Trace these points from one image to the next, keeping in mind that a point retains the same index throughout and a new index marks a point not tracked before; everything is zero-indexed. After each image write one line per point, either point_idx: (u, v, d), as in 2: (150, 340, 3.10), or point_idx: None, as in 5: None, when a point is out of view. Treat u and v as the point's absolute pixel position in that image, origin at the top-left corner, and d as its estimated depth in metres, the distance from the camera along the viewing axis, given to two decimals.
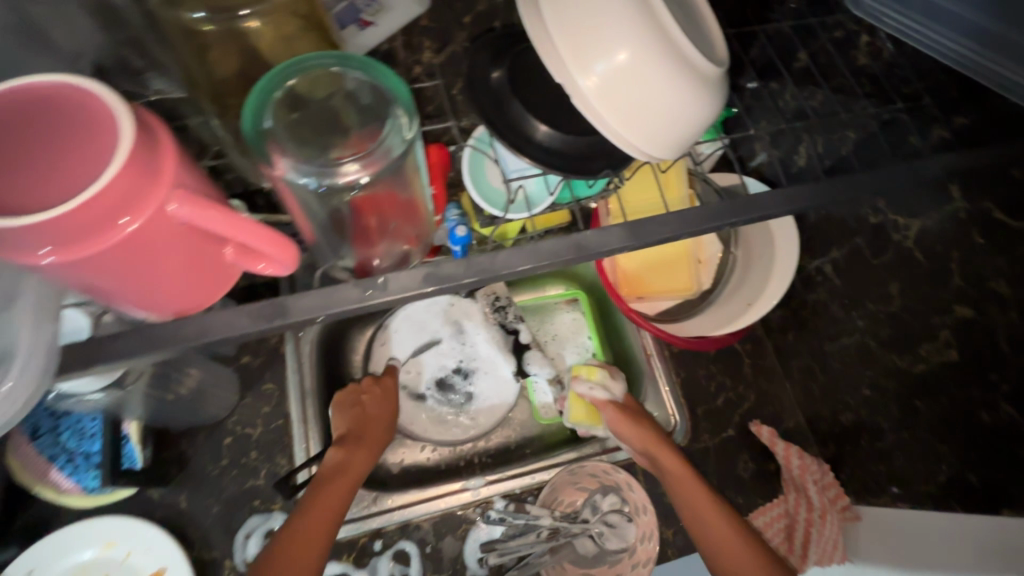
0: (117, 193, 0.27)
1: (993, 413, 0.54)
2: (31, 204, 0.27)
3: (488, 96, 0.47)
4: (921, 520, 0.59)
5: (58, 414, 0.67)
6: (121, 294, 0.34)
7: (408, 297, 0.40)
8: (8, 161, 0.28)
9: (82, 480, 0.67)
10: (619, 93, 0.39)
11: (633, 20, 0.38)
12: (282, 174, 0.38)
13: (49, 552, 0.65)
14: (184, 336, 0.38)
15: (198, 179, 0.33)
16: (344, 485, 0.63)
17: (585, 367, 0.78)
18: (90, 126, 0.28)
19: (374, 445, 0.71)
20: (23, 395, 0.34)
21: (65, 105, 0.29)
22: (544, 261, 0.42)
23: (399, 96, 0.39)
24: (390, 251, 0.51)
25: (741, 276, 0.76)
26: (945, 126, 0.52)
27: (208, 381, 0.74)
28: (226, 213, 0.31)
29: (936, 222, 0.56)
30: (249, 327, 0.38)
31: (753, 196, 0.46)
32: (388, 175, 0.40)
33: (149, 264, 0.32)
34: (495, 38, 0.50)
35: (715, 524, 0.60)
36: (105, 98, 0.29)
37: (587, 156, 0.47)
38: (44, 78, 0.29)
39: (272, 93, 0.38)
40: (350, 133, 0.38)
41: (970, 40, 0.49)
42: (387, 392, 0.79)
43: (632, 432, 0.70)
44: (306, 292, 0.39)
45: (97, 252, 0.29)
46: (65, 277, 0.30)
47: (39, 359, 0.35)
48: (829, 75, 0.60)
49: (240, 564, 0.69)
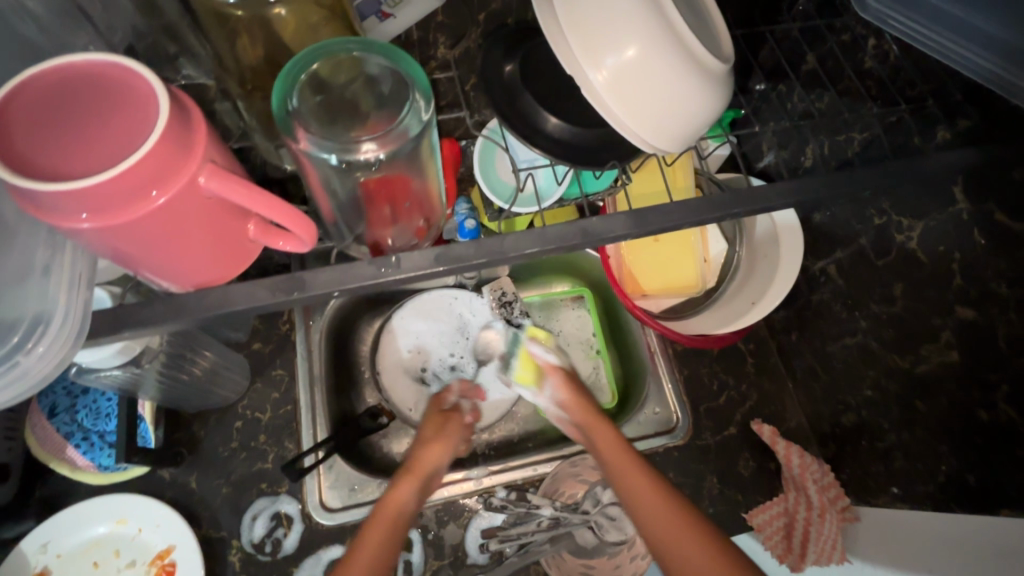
0: (152, 165, 0.29)
1: (991, 411, 0.54)
2: (73, 172, 0.29)
3: (500, 89, 0.48)
4: (921, 520, 0.60)
5: (75, 393, 0.72)
6: (150, 264, 0.36)
7: (420, 276, 0.42)
8: (55, 131, 0.30)
9: (96, 458, 0.71)
10: (629, 87, 0.40)
11: (643, 17, 0.39)
12: (305, 149, 0.39)
13: (64, 526, 0.67)
14: (203, 308, 0.39)
15: (227, 157, 0.35)
16: (382, 527, 0.55)
17: (543, 333, 0.80)
18: (127, 104, 0.30)
19: (422, 478, 0.62)
20: (61, 353, 0.36)
21: (107, 81, 0.31)
22: (551, 245, 0.43)
23: (416, 81, 0.40)
24: (403, 233, 0.51)
25: (745, 275, 0.76)
26: (949, 128, 0.52)
27: (221, 363, 0.75)
28: (251, 188, 0.33)
29: (938, 223, 0.56)
30: (266, 302, 0.39)
31: (756, 188, 0.47)
32: (405, 156, 0.42)
33: (178, 235, 0.33)
34: (508, 33, 0.52)
35: (659, 514, 0.54)
36: (145, 76, 0.31)
37: (596, 148, 0.48)
38: (84, 56, 0.31)
39: (298, 77, 0.40)
40: (369, 116, 0.40)
41: (985, 49, 0.45)
42: (448, 419, 0.72)
43: (575, 407, 0.69)
44: (324, 268, 0.41)
45: (130, 221, 0.30)
46: (100, 245, 0.32)
47: (75, 320, 0.37)
48: (836, 77, 0.61)
49: (247, 545, 0.71)
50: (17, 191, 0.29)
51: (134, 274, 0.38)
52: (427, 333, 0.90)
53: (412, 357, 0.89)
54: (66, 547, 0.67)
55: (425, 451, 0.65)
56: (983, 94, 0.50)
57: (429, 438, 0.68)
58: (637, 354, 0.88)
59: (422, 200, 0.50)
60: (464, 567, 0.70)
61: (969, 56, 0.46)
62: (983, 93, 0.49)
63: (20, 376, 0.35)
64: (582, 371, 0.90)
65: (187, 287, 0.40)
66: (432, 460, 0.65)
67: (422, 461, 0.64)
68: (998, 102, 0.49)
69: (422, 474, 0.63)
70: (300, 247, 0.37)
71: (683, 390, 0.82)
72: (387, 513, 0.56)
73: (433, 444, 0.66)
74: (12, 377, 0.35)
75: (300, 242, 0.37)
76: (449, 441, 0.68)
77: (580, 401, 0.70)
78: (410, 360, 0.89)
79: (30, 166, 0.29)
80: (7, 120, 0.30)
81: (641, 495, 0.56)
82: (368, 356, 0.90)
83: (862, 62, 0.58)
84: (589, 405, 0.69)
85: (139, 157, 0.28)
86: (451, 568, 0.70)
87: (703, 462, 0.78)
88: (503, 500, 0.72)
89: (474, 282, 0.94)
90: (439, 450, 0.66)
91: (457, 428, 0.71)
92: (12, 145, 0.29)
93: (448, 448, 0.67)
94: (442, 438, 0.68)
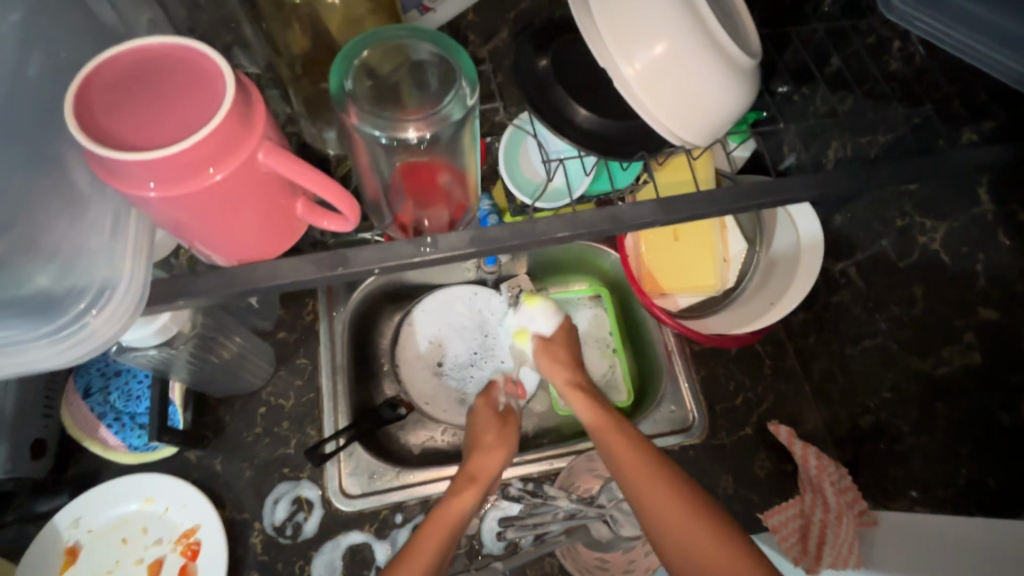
0: (215, 143, 0.31)
1: (1014, 413, 0.53)
2: (146, 145, 0.31)
3: (531, 83, 0.50)
4: (943, 524, 0.59)
5: (109, 374, 0.75)
6: (203, 237, 0.38)
7: (456, 257, 0.44)
8: (128, 107, 0.32)
9: (127, 438, 0.73)
10: (659, 81, 0.41)
11: (675, 15, 0.40)
12: (355, 123, 0.41)
13: (97, 501, 0.70)
14: (239, 284, 0.41)
15: (280, 137, 0.37)
16: (443, 530, 0.58)
17: (530, 297, 0.86)
18: (196, 86, 0.32)
19: (484, 485, 0.65)
20: (125, 316, 0.39)
21: (179, 62, 0.33)
22: (582, 230, 0.44)
23: (463, 68, 0.42)
24: (439, 214, 0.51)
25: (765, 276, 0.76)
26: (973, 130, 0.53)
27: (248, 349, 0.77)
28: (304, 168, 0.34)
29: (962, 224, 0.56)
30: (312, 276, 0.41)
31: (781, 180, 0.48)
32: (446, 139, 0.44)
33: (233, 209, 0.35)
34: (538, 31, 0.53)
35: (640, 471, 0.60)
36: (213, 58, 0.33)
37: (623, 141, 0.49)
38: (157, 40, 0.33)
39: (352, 61, 0.42)
40: (417, 101, 0.42)
41: (1011, 51, 0.46)
42: (508, 430, 0.74)
43: (554, 372, 0.78)
44: (367, 245, 0.43)
45: (192, 193, 0.32)
46: (162, 214, 0.34)
47: (137, 286, 0.40)
48: (860, 79, 0.61)
49: (268, 527, 0.72)
50: (94, 159, 0.31)
51: (187, 246, 0.40)
52: (446, 326, 0.92)
53: (430, 351, 0.91)
54: (97, 523, 0.70)
55: (486, 457, 0.68)
56: (1008, 95, 0.50)
57: (489, 443, 0.71)
58: (653, 354, 0.88)
59: (450, 195, 0.51)
60: (478, 557, 0.70)
61: (995, 58, 0.47)
62: (1009, 93, 0.50)
63: (89, 336, 0.37)
64: (598, 370, 0.91)
65: (236, 260, 0.42)
66: (494, 466, 0.68)
67: (484, 468, 0.67)
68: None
69: (484, 481, 0.66)
70: (344, 227, 0.39)
71: (699, 389, 0.82)
72: (447, 516, 0.60)
73: (493, 452, 0.69)
74: (80, 337, 0.38)
75: (345, 222, 0.38)
76: (507, 448, 0.71)
77: (559, 373, 0.78)
78: (430, 352, 0.91)
79: (104, 139, 0.31)
80: (86, 92, 0.32)
81: (649, 495, 0.57)
82: (387, 350, 0.92)
83: (887, 64, 0.58)
84: (568, 377, 0.77)
85: (204, 134, 0.30)
86: (465, 559, 0.70)
87: (718, 462, 0.78)
88: (519, 490, 0.72)
89: (494, 278, 0.94)
90: (499, 457, 0.69)
91: (514, 435, 0.73)
92: (93, 116, 0.31)
93: (508, 455, 0.70)
94: (503, 446, 0.71)
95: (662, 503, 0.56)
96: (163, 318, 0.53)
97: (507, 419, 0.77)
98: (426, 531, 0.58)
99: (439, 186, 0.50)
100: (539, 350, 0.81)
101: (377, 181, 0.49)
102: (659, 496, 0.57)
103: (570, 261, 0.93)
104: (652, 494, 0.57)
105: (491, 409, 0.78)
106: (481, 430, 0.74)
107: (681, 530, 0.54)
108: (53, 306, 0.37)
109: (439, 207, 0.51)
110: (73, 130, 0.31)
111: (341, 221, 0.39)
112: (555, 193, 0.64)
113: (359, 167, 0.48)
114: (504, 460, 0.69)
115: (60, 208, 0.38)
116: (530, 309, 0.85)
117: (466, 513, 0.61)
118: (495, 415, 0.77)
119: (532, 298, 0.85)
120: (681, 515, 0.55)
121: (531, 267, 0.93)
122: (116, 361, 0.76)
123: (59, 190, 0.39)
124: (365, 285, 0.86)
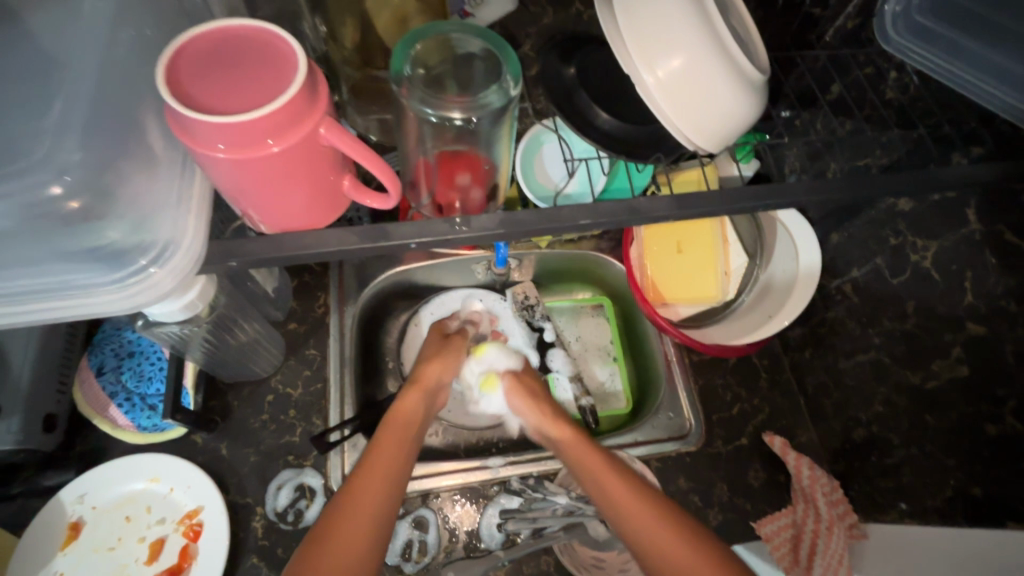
0: (284, 116, 0.34)
1: (998, 425, 0.56)
2: (224, 111, 0.34)
3: (559, 88, 0.54)
4: (931, 534, 0.61)
5: (124, 355, 0.77)
6: (255, 201, 0.41)
7: (486, 237, 0.46)
8: (209, 78, 0.35)
9: (136, 419, 0.74)
10: (680, 89, 0.45)
11: (695, 32, 0.44)
12: (408, 107, 0.45)
13: (103, 480, 0.71)
14: (284, 248, 0.44)
15: (336, 115, 0.40)
16: (399, 433, 0.62)
17: (473, 347, 0.85)
18: (276, 65, 0.36)
19: (425, 387, 0.72)
20: (183, 273, 0.42)
21: (264, 42, 0.37)
22: (602, 219, 0.47)
23: (507, 65, 0.45)
24: (470, 197, 0.54)
25: (764, 291, 0.80)
26: (963, 155, 0.56)
27: (261, 338, 0.80)
28: (358, 144, 0.38)
29: (952, 244, 0.59)
30: (355, 246, 0.45)
31: (784, 184, 0.51)
32: (485, 125, 0.47)
33: (291, 179, 0.39)
34: (564, 41, 0.57)
35: (598, 466, 0.63)
36: (291, 41, 0.36)
37: (641, 144, 0.53)
38: (242, 21, 0.37)
39: (406, 54, 0.46)
40: (460, 89, 0.45)
41: (997, 79, 0.50)
42: (450, 343, 0.81)
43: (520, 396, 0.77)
44: (406, 221, 0.46)
45: (256, 159, 0.36)
46: (228, 175, 0.38)
47: (198, 244, 0.42)
48: (860, 106, 0.65)
49: (269, 513, 0.73)
50: (177, 120, 0.35)
51: (237, 209, 0.44)
52: None
53: None
54: (101, 501, 0.70)
55: (430, 365, 0.75)
56: (996, 123, 0.54)
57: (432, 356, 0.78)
58: (653, 363, 0.89)
59: (469, 193, 0.54)
60: (477, 551, 0.71)
61: (987, 87, 0.51)
62: (996, 121, 0.54)
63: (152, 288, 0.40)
64: (598, 377, 0.92)
65: (280, 229, 0.46)
66: (435, 373, 0.74)
67: (426, 374, 0.74)
68: (1009, 132, 0.53)
69: (425, 386, 0.72)
70: (385, 205, 0.43)
71: (697, 398, 0.83)
72: (400, 419, 0.64)
73: (437, 361, 0.76)
74: (143, 287, 0.41)
75: (387, 199, 0.43)
76: (450, 356, 0.78)
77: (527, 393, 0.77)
78: None
79: (187, 102, 0.34)
80: (176, 58, 0.35)
81: (634, 517, 0.57)
82: (393, 347, 0.93)
83: (884, 91, 0.63)
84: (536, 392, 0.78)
85: (277, 106, 0.34)
86: (463, 552, 0.71)
87: (714, 469, 0.79)
88: (521, 484, 0.75)
89: (501, 282, 0.97)
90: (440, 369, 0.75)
91: (456, 347, 0.81)
92: (179, 78, 0.35)
93: (449, 364, 0.77)
94: (444, 355, 0.78)
95: (648, 530, 0.55)
96: (190, 295, 0.55)
97: (452, 339, 0.83)
98: (383, 436, 0.61)
99: (467, 179, 0.53)
100: (511, 388, 0.79)
101: (416, 165, 0.53)
102: (635, 512, 0.57)
103: (574, 269, 0.96)
104: (636, 513, 0.57)
105: (440, 331, 0.85)
106: (424, 346, 0.81)
107: (638, 523, 0.56)
108: (120, 258, 0.40)
109: (459, 200, 0.54)
110: (162, 89, 0.34)
111: (382, 200, 0.43)
112: (570, 197, 0.68)
113: (405, 151, 0.53)
114: (445, 369, 0.76)
115: (137, 167, 0.42)
116: (481, 356, 0.84)
117: (416, 418, 0.66)
118: (441, 336, 0.83)
119: (481, 345, 0.84)
120: (662, 531, 0.55)
121: (536, 276, 0.97)
122: (131, 343, 0.78)
123: (134, 151, 0.42)
124: (377, 282, 0.89)
